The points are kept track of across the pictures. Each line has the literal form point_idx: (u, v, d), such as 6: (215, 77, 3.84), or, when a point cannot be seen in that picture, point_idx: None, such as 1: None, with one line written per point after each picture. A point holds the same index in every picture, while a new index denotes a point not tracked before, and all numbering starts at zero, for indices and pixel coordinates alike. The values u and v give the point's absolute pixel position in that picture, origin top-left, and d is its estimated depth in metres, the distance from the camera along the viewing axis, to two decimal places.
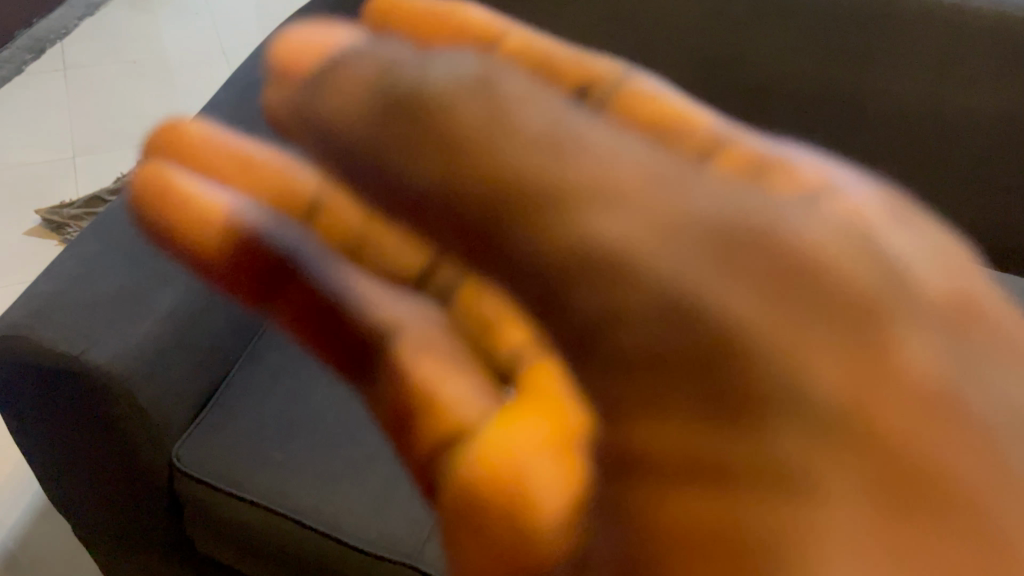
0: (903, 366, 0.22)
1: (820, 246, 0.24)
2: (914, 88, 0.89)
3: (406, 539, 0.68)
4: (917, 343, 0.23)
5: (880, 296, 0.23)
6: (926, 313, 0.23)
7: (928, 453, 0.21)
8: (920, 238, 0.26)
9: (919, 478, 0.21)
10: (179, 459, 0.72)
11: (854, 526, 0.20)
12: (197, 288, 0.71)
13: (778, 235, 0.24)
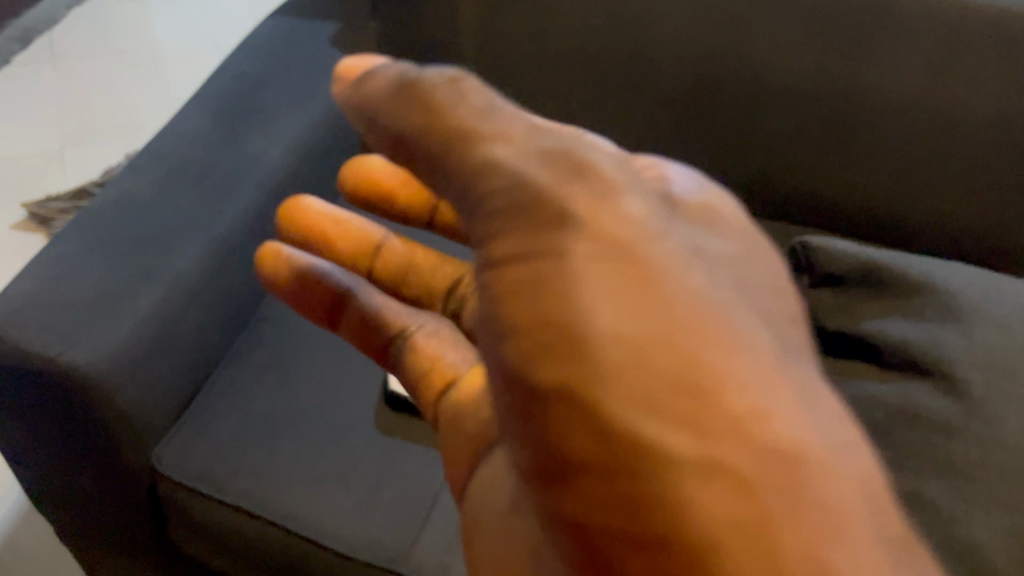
0: (727, 339, 0.27)
1: (659, 230, 0.28)
2: (909, 86, 0.83)
3: (397, 539, 0.67)
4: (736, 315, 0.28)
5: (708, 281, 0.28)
6: (732, 292, 0.29)
7: (750, 397, 0.26)
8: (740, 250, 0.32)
9: (742, 424, 0.25)
10: (159, 461, 0.70)
11: (683, 452, 0.25)
12: (179, 288, 0.70)
13: (634, 215, 0.29)
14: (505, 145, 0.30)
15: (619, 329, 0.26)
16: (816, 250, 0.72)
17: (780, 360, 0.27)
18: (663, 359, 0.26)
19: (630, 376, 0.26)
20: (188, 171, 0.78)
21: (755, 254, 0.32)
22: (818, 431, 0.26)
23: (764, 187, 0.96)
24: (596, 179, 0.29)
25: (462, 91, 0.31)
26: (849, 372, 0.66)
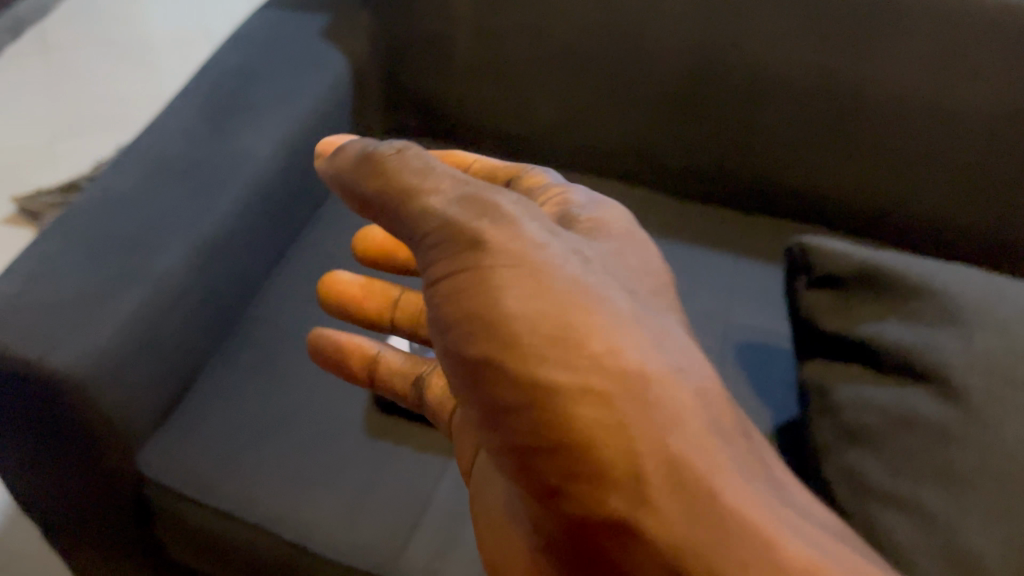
0: (623, 327, 0.33)
1: (567, 255, 0.34)
2: (909, 80, 0.81)
3: (386, 543, 0.66)
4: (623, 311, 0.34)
5: (602, 290, 0.33)
6: (621, 298, 0.34)
7: (647, 382, 0.32)
8: (614, 264, 0.38)
9: (636, 390, 0.31)
10: (145, 464, 0.69)
11: (580, 409, 0.30)
12: (165, 288, 0.69)
13: (539, 233, 0.34)
14: (441, 197, 0.35)
15: (524, 300, 0.32)
16: (813, 250, 0.70)
17: (636, 314, 0.34)
18: (551, 318, 0.32)
19: (531, 334, 0.31)
20: (171, 168, 0.77)
21: (625, 250, 0.40)
22: (666, 360, 0.33)
23: (761, 184, 0.95)
24: (503, 203, 0.35)
25: (403, 159, 0.37)
26: (846, 375, 0.64)
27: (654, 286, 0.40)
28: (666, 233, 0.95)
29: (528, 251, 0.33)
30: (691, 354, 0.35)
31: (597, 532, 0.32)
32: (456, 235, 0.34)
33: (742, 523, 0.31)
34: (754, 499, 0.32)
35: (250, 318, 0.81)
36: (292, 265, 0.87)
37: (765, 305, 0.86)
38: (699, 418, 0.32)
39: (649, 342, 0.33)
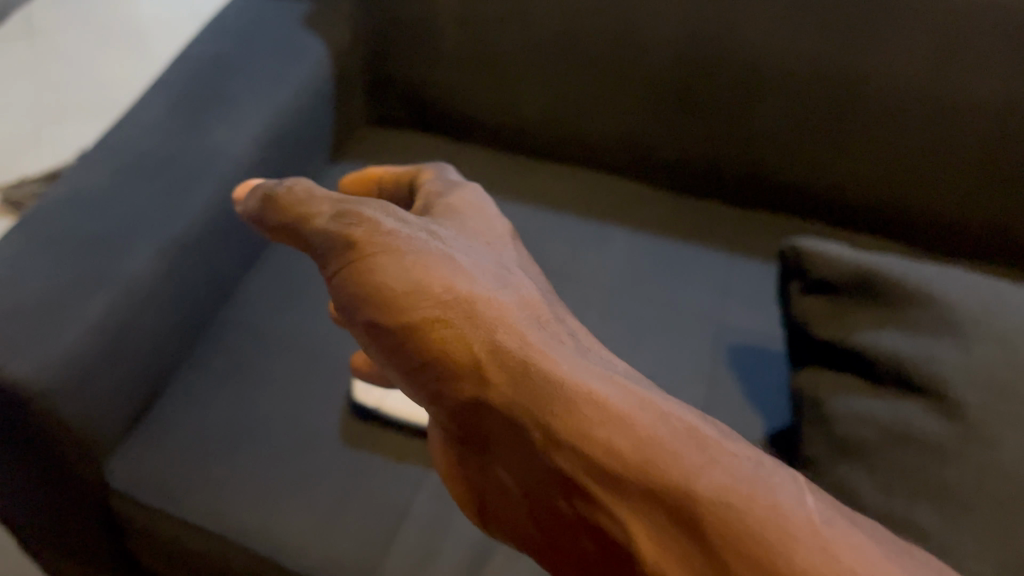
0: (465, 273, 0.37)
1: (420, 234, 0.39)
2: (912, 73, 0.78)
3: (359, 554, 0.64)
4: (467, 264, 0.38)
5: (448, 254, 0.38)
6: (472, 258, 0.39)
7: (483, 308, 0.35)
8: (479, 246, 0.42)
9: (477, 316, 0.35)
10: (113, 476, 0.67)
11: (441, 336, 0.35)
12: (132, 292, 0.66)
13: (395, 222, 0.39)
14: (322, 214, 0.41)
15: (383, 266, 0.37)
16: (806, 253, 0.67)
17: (467, 260, 0.38)
18: (395, 272, 0.37)
19: (387, 288, 0.37)
20: (141, 164, 0.74)
21: (469, 226, 0.45)
22: (488, 284, 0.37)
23: (755, 178, 0.91)
24: (365, 203, 0.40)
25: (293, 197, 0.43)
26: (840, 386, 0.61)
27: (492, 240, 0.45)
28: (658, 228, 0.92)
29: (381, 231, 0.38)
30: (517, 280, 0.39)
31: (471, 419, 0.35)
32: (332, 235, 0.39)
33: (562, 389, 0.32)
34: (573, 364, 0.34)
35: (225, 320, 0.78)
36: (269, 264, 0.84)
37: (759, 305, 0.83)
38: (521, 316, 0.35)
39: (492, 288, 0.37)
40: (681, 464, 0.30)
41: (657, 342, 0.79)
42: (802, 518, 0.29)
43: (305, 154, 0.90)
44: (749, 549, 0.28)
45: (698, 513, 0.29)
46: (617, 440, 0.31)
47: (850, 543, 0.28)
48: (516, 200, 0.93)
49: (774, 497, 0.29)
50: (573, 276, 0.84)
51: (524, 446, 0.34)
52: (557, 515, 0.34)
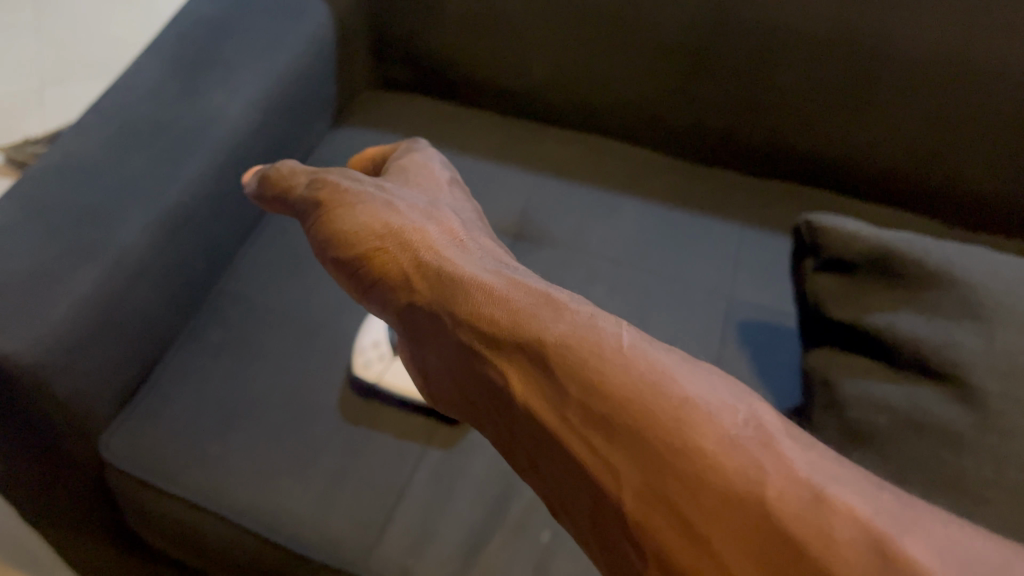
0: (402, 213, 0.45)
1: (369, 188, 0.48)
2: (938, 39, 0.74)
3: (356, 535, 0.63)
4: (403, 206, 0.46)
5: (389, 201, 0.46)
6: (406, 201, 0.47)
7: (411, 236, 0.43)
8: (417, 193, 0.50)
9: (409, 242, 0.43)
10: (107, 450, 0.66)
11: (383, 259, 0.43)
12: (123, 265, 0.64)
13: (349, 183, 0.48)
14: (301, 179, 0.51)
15: (345, 217, 0.46)
16: (823, 229, 0.64)
17: (405, 205, 0.47)
18: (352, 221, 0.45)
19: (344, 230, 0.45)
20: (134, 130, 0.71)
21: (417, 178, 0.53)
22: (418, 222, 0.45)
23: (766, 145, 0.88)
24: (335, 172, 0.50)
25: (280, 171, 0.53)
26: (854, 368, 0.59)
27: (436, 190, 0.53)
28: (669, 198, 0.89)
29: (343, 190, 0.48)
30: (443, 216, 0.47)
31: (411, 322, 0.42)
32: (312, 201, 0.49)
33: (460, 283, 0.39)
34: (472, 266, 0.41)
35: (222, 290, 0.77)
36: (268, 233, 0.82)
37: (771, 280, 0.81)
38: (439, 238, 0.43)
39: (420, 222, 0.45)
40: (533, 322, 0.36)
41: (666, 317, 0.77)
42: (614, 347, 0.33)
43: (306, 119, 0.87)
44: (575, 372, 0.33)
45: (546, 352, 0.34)
46: (492, 311, 0.37)
47: (647, 358, 0.33)
48: (522, 168, 0.90)
49: (595, 333, 0.34)
50: (580, 248, 0.82)
51: (435, 331, 0.40)
52: (468, 383, 0.38)
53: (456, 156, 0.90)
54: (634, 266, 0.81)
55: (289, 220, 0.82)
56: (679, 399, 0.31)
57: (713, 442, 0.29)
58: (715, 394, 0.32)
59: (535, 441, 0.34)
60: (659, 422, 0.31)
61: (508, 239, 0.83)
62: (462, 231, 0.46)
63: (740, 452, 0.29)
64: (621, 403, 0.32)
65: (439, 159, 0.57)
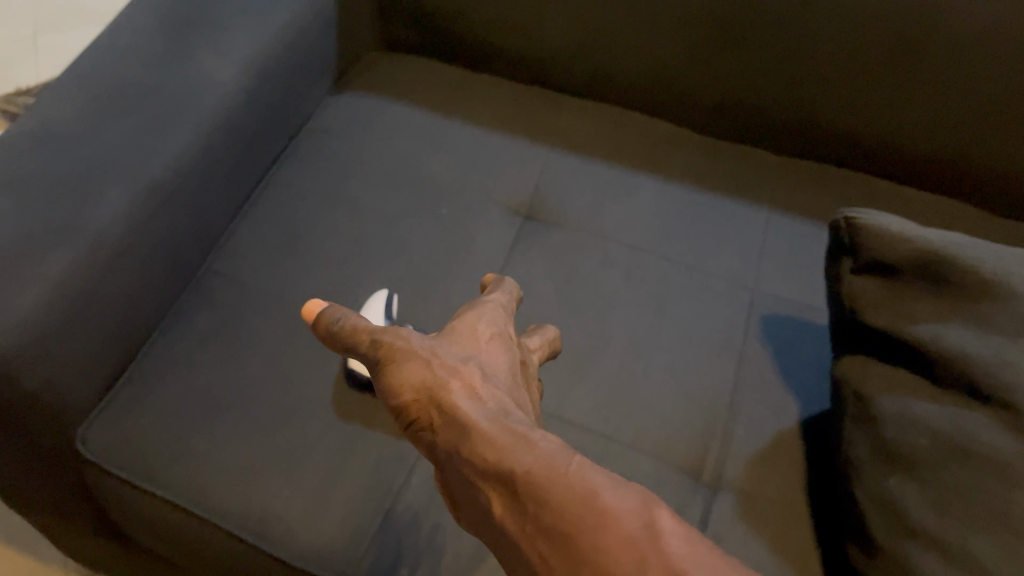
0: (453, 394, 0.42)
1: (426, 355, 0.44)
2: (992, 12, 0.68)
3: (349, 544, 0.59)
4: (455, 386, 0.42)
5: (441, 377, 0.43)
6: (461, 373, 0.43)
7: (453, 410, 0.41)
8: (474, 357, 0.46)
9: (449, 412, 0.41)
10: (83, 443, 0.61)
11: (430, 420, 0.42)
12: (102, 245, 0.59)
13: (409, 349, 0.45)
14: (353, 331, 0.47)
15: (395, 376, 0.44)
16: (863, 228, 0.58)
17: (452, 366, 0.44)
18: (403, 383, 0.43)
19: (391, 383, 0.44)
20: (117, 95, 0.66)
21: (474, 334, 0.49)
22: (461, 394, 0.42)
23: (797, 123, 0.82)
24: (386, 329, 0.46)
25: (332, 318, 0.48)
26: (889, 381, 0.55)
27: (492, 346, 0.49)
28: (691, 178, 0.83)
29: (401, 351, 0.45)
30: (489, 384, 0.44)
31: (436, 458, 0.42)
32: (373, 359, 0.46)
33: (472, 435, 0.39)
34: (483, 414, 0.40)
35: (212, 270, 0.72)
36: (262, 206, 0.76)
37: (799, 270, 0.76)
38: (471, 400, 0.42)
39: (469, 399, 0.42)
40: (507, 452, 0.37)
41: (685, 310, 0.71)
42: (564, 467, 0.35)
43: (305, 83, 0.81)
44: (530, 490, 0.35)
45: (512, 478, 0.36)
46: (484, 452, 0.38)
47: (585, 475, 0.35)
48: (535, 141, 0.84)
49: (551, 462, 0.36)
50: (595, 231, 0.76)
51: (450, 470, 0.40)
52: (471, 507, 0.39)
53: (464, 127, 0.84)
54: (652, 252, 0.75)
55: (285, 193, 0.77)
56: (599, 507, 0.33)
57: (614, 540, 0.32)
58: (631, 500, 0.34)
59: (502, 548, 0.37)
60: (581, 529, 0.33)
61: (518, 220, 0.77)
62: (502, 395, 0.43)
63: (634, 551, 0.32)
64: (556, 514, 0.34)
65: (504, 313, 0.53)
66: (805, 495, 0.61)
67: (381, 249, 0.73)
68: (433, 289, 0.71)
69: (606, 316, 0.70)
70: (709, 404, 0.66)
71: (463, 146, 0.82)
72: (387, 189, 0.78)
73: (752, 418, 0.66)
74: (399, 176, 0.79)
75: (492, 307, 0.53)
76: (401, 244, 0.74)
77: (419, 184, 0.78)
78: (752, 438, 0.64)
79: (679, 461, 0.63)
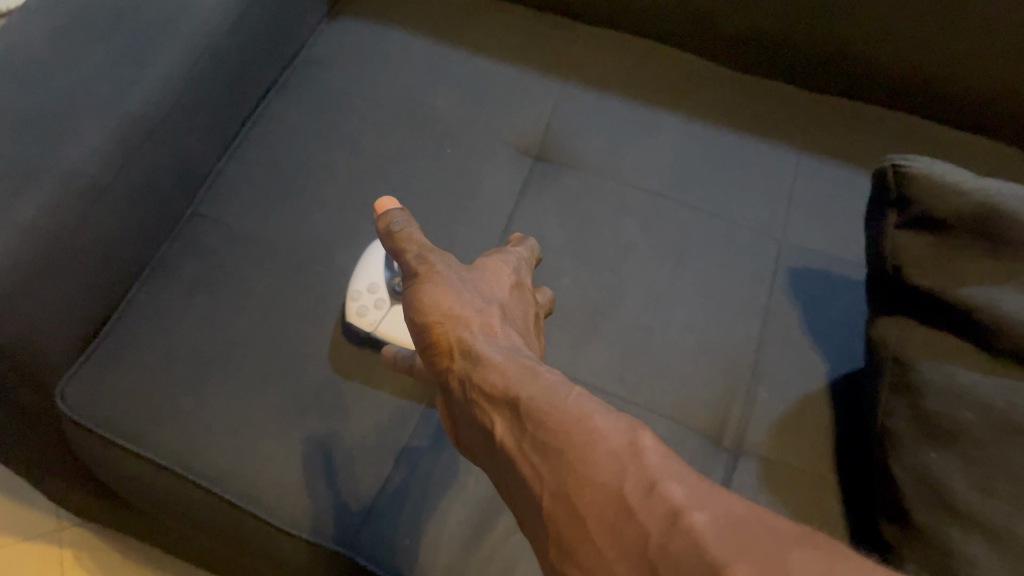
0: (469, 326, 0.43)
1: (454, 280, 0.46)
2: None
3: (346, 511, 0.56)
4: (472, 316, 0.44)
5: (460, 308, 0.44)
6: (480, 308, 0.45)
7: (468, 341, 0.42)
8: (494, 293, 0.48)
9: (464, 343, 0.43)
10: (62, 399, 0.57)
11: (448, 346, 0.43)
12: (75, 188, 0.54)
13: (449, 272, 0.47)
14: (407, 238, 0.49)
15: (424, 295, 0.45)
16: (916, 177, 0.52)
17: (473, 298, 0.45)
18: (429, 301, 0.45)
19: (415, 301, 0.45)
20: (92, 19, 0.60)
21: (499, 276, 0.50)
22: (476, 326, 0.43)
23: (834, 57, 0.75)
24: (433, 250, 0.48)
25: (389, 222, 0.51)
26: (936, 347, 0.51)
27: (513, 292, 0.50)
28: (715, 116, 0.77)
29: (435, 274, 0.46)
30: (502, 323, 0.45)
31: (444, 384, 0.44)
32: (408, 273, 0.48)
33: (484, 363, 0.41)
34: (495, 348, 0.42)
35: (199, 213, 0.67)
36: (253, 143, 0.71)
37: (828, 218, 0.70)
38: (486, 336, 0.43)
39: (482, 333, 0.43)
40: (514, 381, 0.39)
41: (707, 261, 0.66)
42: (564, 395, 0.37)
43: (298, 8, 0.75)
44: (534, 414, 0.37)
45: (518, 403, 0.38)
46: (493, 378, 0.40)
47: (582, 402, 0.37)
48: (547, 74, 0.78)
49: (555, 392, 0.38)
50: (611, 173, 0.71)
51: (461, 398, 0.42)
52: (476, 430, 0.41)
53: (470, 57, 0.78)
54: (672, 197, 0.70)
55: (278, 130, 0.71)
56: (590, 427, 0.35)
57: (601, 453, 0.34)
58: (617, 423, 0.35)
59: (503, 469, 0.38)
60: (570, 442, 0.35)
61: (528, 161, 0.72)
62: (512, 334, 0.45)
63: (616, 462, 0.33)
64: (550, 431, 0.36)
65: (524, 267, 0.54)
66: (832, 464, 0.58)
67: (380, 192, 0.68)
68: (437, 236, 0.66)
69: (623, 268, 0.66)
70: (731, 363, 0.62)
71: (469, 79, 0.76)
72: (387, 124, 0.72)
73: (776, 378, 0.61)
74: (400, 112, 0.73)
75: (518, 261, 0.53)
76: (402, 186, 0.68)
77: (422, 121, 0.72)
78: (776, 401, 0.60)
79: (698, 425, 0.59)
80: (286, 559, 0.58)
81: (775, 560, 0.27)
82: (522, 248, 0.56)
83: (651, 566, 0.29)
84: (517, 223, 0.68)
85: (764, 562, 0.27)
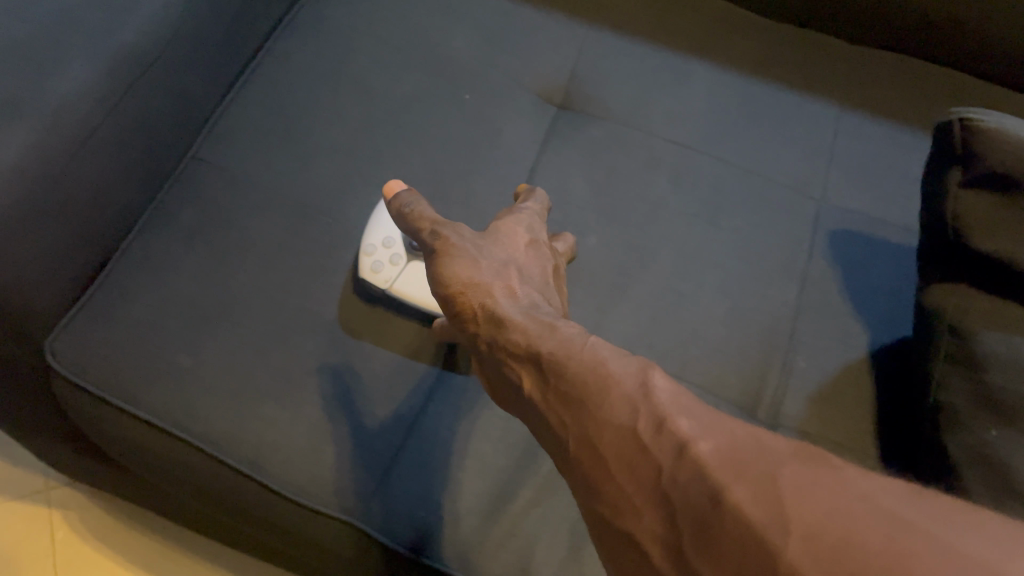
0: (491, 290, 0.39)
1: (474, 249, 0.42)
2: None
3: (357, 478, 0.52)
4: (495, 281, 0.40)
5: (482, 275, 0.40)
6: (502, 271, 0.41)
7: (491, 307, 0.38)
8: (511, 254, 0.43)
9: (486, 310, 0.39)
10: (53, 356, 0.53)
11: (472, 311, 0.39)
12: (62, 128, 0.49)
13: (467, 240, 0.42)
14: (421, 216, 0.44)
15: (442, 260, 0.41)
16: (987, 134, 0.47)
17: (490, 259, 0.41)
18: (445, 268, 0.40)
19: (435, 271, 0.41)
20: None
21: (516, 240, 0.45)
22: (498, 290, 0.39)
23: (878, 6, 0.70)
24: (446, 223, 0.43)
25: (400, 204, 0.45)
26: (999, 318, 0.47)
27: (533, 254, 0.45)
28: (749, 66, 0.72)
29: (452, 241, 0.42)
30: (524, 285, 0.41)
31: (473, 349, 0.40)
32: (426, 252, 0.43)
33: (507, 325, 0.37)
34: (514, 309, 0.38)
35: (198, 157, 0.62)
36: (255, 84, 0.66)
37: (869, 178, 0.66)
38: (506, 297, 0.39)
39: (506, 297, 0.39)
40: (533, 338, 0.35)
41: (741, 220, 0.62)
42: (581, 343, 0.34)
43: None
44: (553, 365, 0.33)
45: (537, 353, 0.34)
46: (514, 337, 0.36)
47: (596, 349, 0.33)
48: (571, 17, 0.73)
49: (569, 342, 0.34)
50: (639, 125, 0.66)
51: (490, 365, 0.38)
52: (509, 393, 0.37)
53: None
54: (705, 151, 0.66)
55: (281, 70, 0.66)
56: (604, 375, 0.31)
57: (616, 400, 0.30)
58: (629, 365, 0.32)
59: (534, 431, 0.35)
60: (585, 389, 0.31)
61: (551, 109, 0.67)
62: (535, 296, 0.41)
63: (628, 406, 0.30)
64: (570, 381, 0.32)
65: (540, 224, 0.49)
66: (875, 439, 0.54)
67: (392, 139, 0.63)
68: (455, 188, 0.61)
69: (652, 226, 0.61)
70: (766, 329, 0.58)
71: (488, 21, 0.71)
72: (400, 67, 0.67)
73: (814, 347, 0.58)
74: (413, 53, 0.68)
75: (533, 217, 0.49)
76: (416, 133, 0.64)
77: (438, 64, 0.67)
78: (814, 370, 0.57)
79: (732, 395, 0.55)
80: (289, 528, 0.54)
81: (768, 475, 0.25)
82: (534, 202, 0.51)
83: (660, 498, 0.27)
84: (539, 176, 0.63)
85: (761, 482, 0.25)
